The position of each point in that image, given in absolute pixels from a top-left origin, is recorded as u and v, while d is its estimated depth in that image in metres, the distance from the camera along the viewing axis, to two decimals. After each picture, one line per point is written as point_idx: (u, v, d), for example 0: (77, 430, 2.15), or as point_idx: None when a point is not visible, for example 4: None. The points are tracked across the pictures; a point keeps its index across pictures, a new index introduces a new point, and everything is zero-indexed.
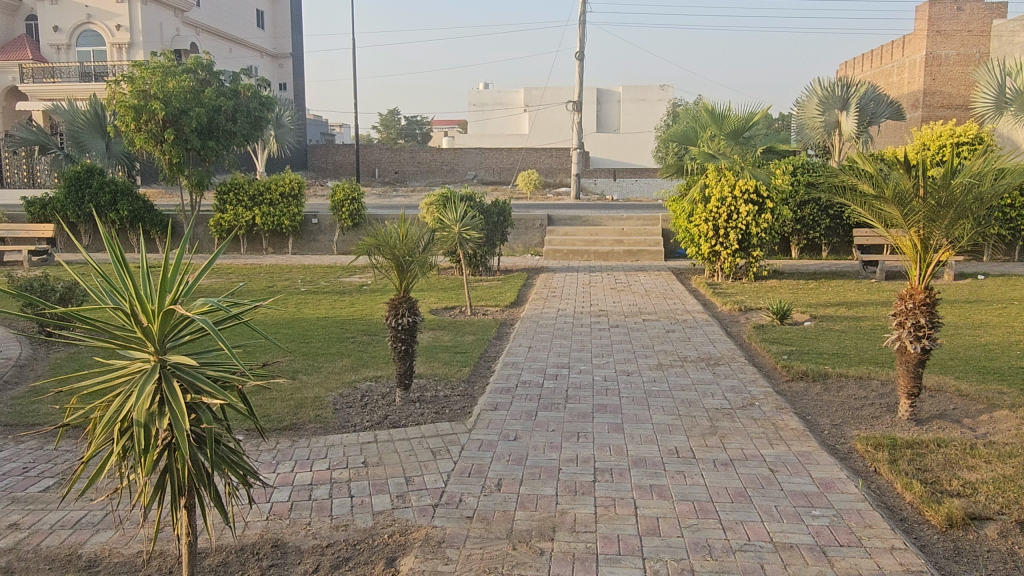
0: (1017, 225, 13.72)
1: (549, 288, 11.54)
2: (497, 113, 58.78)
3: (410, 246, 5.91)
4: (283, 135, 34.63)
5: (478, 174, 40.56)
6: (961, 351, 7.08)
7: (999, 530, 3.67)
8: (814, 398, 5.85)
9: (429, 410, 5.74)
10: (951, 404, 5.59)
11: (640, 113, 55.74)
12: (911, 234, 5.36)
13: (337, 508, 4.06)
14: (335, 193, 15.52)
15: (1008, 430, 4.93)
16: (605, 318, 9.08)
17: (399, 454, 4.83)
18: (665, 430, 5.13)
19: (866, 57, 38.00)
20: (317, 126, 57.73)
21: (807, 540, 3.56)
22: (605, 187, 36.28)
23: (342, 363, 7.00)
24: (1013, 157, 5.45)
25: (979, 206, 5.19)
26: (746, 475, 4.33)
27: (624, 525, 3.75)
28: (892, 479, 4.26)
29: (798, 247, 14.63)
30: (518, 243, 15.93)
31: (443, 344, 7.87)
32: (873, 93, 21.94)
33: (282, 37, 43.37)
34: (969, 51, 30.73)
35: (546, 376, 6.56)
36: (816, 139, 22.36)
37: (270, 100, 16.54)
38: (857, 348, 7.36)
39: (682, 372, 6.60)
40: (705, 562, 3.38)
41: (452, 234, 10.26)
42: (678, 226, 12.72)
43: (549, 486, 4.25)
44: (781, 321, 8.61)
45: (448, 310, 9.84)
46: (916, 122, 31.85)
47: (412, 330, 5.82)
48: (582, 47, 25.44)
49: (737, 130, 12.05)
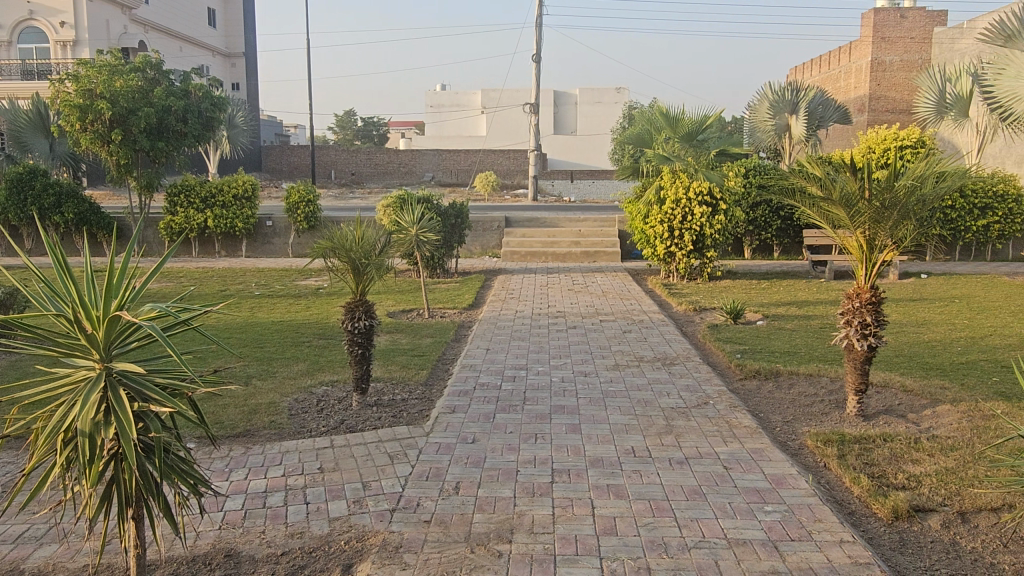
0: (958, 226, 14.23)
1: (507, 289, 11.56)
2: (455, 115, 58.77)
3: (366, 248, 5.85)
4: (237, 136, 34.04)
5: (436, 176, 40.47)
6: (905, 348, 7.30)
7: (942, 521, 3.80)
8: (766, 397, 5.97)
9: (386, 414, 5.69)
10: (897, 399, 5.76)
11: (596, 115, 56.24)
12: (857, 235, 5.52)
13: (292, 516, 4.00)
14: (290, 195, 15.33)
15: (950, 424, 5.10)
16: (562, 319, 9.14)
17: (356, 459, 4.77)
18: (622, 430, 5.18)
19: (814, 62, 38.96)
20: (271, 126, 56.97)
21: (760, 535, 3.63)
22: (562, 189, 36.59)
23: (297, 368, 6.90)
24: (953, 159, 5.66)
25: (922, 208, 5.37)
26: (701, 473, 4.39)
27: (581, 525, 3.78)
28: (841, 473, 4.37)
29: (751, 247, 14.92)
30: (476, 245, 15.92)
31: (400, 347, 7.82)
32: (821, 97, 22.51)
33: (234, 36, 42.61)
34: (912, 57, 31.73)
35: (505, 378, 6.57)
36: (767, 142, 22.87)
37: (223, 100, 16.26)
38: (807, 346, 7.53)
39: (638, 372, 6.67)
40: (661, 560, 3.42)
41: (409, 236, 10.17)
42: (634, 227, 12.86)
43: (506, 488, 4.26)
44: (733, 321, 8.76)
45: (405, 312, 9.77)
46: (863, 126, 32.76)
47: (369, 333, 5.77)
48: (539, 50, 25.64)
49: (690, 133, 12.19)
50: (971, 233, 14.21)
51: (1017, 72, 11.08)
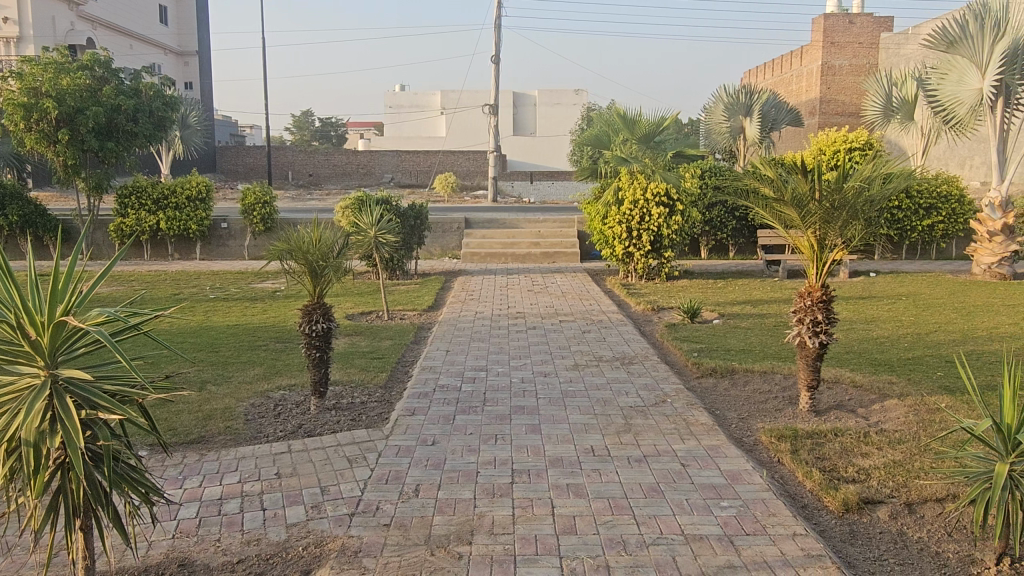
0: (904, 226, 14.66)
1: (467, 291, 11.56)
2: (414, 116, 58.48)
3: (324, 250, 5.78)
4: (189, 136, 33.41)
5: (395, 177, 40.23)
6: (855, 345, 7.50)
7: (889, 512, 3.91)
8: (722, 394, 6.07)
9: (345, 417, 5.64)
10: (848, 395, 5.92)
11: (555, 116, 56.54)
12: (809, 235, 5.65)
13: (249, 523, 3.93)
14: (245, 197, 15.06)
15: (898, 418, 5.25)
16: (522, 320, 9.16)
17: (314, 463, 4.72)
18: (581, 429, 5.21)
19: (767, 65, 39.70)
20: (226, 126, 56.05)
21: (716, 530, 3.69)
22: (521, 190, 36.73)
23: (254, 372, 6.79)
24: (899, 160, 5.82)
25: (869, 208, 5.52)
26: (659, 471, 4.45)
27: (541, 525, 3.79)
28: (794, 468, 4.47)
29: (707, 247, 15.17)
30: (435, 247, 15.87)
31: (359, 350, 7.74)
32: (774, 100, 22.99)
33: (187, 34, 41.74)
34: (860, 61, 32.59)
35: (465, 379, 6.56)
36: (723, 143, 23.32)
37: (175, 100, 15.90)
38: (761, 344, 7.68)
39: (597, 372, 6.72)
40: (619, 558, 3.45)
41: (368, 238, 10.08)
42: (593, 228, 12.97)
43: (466, 489, 4.25)
44: (690, 321, 8.88)
45: (364, 315, 9.68)
46: (814, 128, 33.53)
47: (327, 336, 5.71)
48: (497, 51, 25.70)
49: (648, 135, 12.46)
50: (916, 233, 14.64)
51: (958, 78, 11.74)
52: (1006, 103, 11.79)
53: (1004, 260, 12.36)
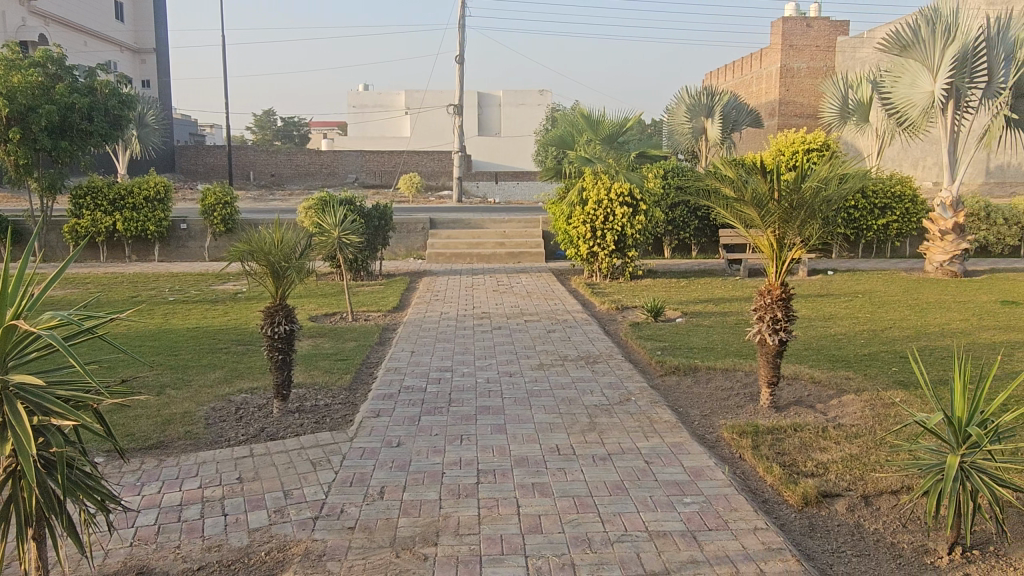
0: (860, 225, 15.00)
1: (431, 291, 11.51)
2: (378, 116, 58.07)
3: (286, 252, 5.71)
4: (146, 135, 32.71)
5: (359, 177, 39.92)
6: (813, 342, 7.65)
7: (847, 505, 4.00)
8: (685, 392, 6.14)
9: (309, 420, 5.57)
10: (807, 390, 6.03)
11: (519, 117, 56.66)
12: (768, 234, 5.75)
13: (209, 528, 3.86)
14: (205, 197, 14.77)
15: (855, 413, 5.38)
16: (487, 320, 9.15)
17: (277, 467, 4.66)
18: (547, 429, 5.23)
19: (728, 66, 40.32)
20: (185, 126, 54.98)
21: (679, 526, 3.73)
22: (486, 190, 36.75)
23: (214, 375, 6.67)
24: (855, 161, 5.95)
25: (826, 207, 5.64)
26: (623, 469, 4.49)
27: (506, 525, 3.79)
28: (755, 463, 4.55)
29: (670, 246, 15.35)
30: (400, 247, 15.79)
31: (322, 351, 7.66)
32: (734, 102, 23.37)
33: (143, 31, 40.86)
34: (818, 64, 33.30)
35: (430, 380, 6.54)
36: (685, 144, 23.66)
37: (131, 98, 15.53)
38: (723, 342, 7.80)
39: (562, 371, 6.75)
40: (585, 555, 3.47)
41: (332, 238, 9.98)
42: (557, 228, 13.04)
43: (432, 490, 4.23)
44: (654, 319, 8.96)
45: (328, 316, 9.58)
46: (773, 130, 34.17)
47: (290, 338, 5.64)
48: (462, 51, 25.68)
49: (611, 135, 12.58)
50: (872, 232, 14.99)
51: (910, 81, 12.06)
52: (958, 106, 12.14)
53: (955, 257, 12.72)
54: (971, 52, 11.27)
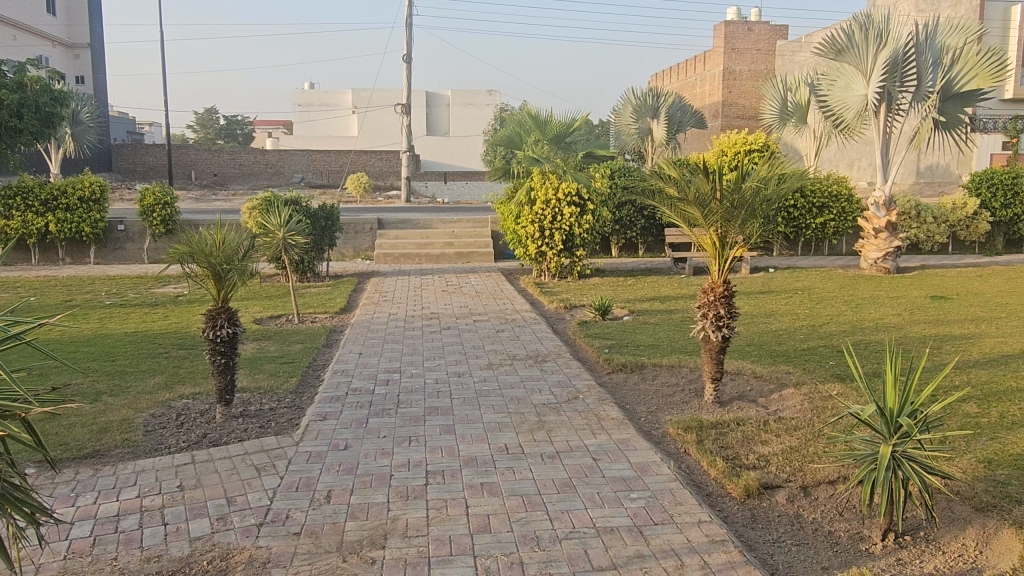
0: (799, 224, 15.46)
1: (380, 292, 11.41)
2: (324, 114, 57.21)
3: (228, 253, 5.57)
4: (80, 133, 31.56)
5: (305, 177, 39.27)
6: (755, 338, 7.85)
7: (787, 496, 4.11)
8: (633, 389, 6.23)
9: (253, 425, 5.45)
10: (749, 385, 6.19)
11: (468, 117, 56.58)
12: (711, 233, 5.87)
13: (148, 539, 3.75)
14: (144, 197, 14.30)
15: (794, 406, 5.54)
16: (436, 321, 9.11)
17: (219, 474, 4.55)
18: (496, 428, 5.23)
19: (673, 69, 41.02)
20: (123, 124, 53.25)
21: (625, 522, 3.78)
22: (435, 190, 36.55)
23: (154, 381, 6.47)
24: (793, 162, 6.13)
25: (765, 206, 5.80)
26: (572, 466, 4.52)
27: (455, 525, 3.79)
28: (699, 458, 4.64)
29: (618, 246, 15.55)
30: (348, 247, 15.61)
31: (268, 355, 7.50)
32: (679, 103, 23.83)
33: (77, 25, 39.39)
34: (758, 68, 34.14)
35: (378, 381, 6.48)
36: (631, 144, 24.02)
37: (64, 95, 14.95)
38: (669, 339, 7.93)
39: (511, 370, 6.76)
40: (533, 553, 3.49)
41: (277, 239, 9.79)
42: (506, 228, 13.07)
43: (380, 493, 4.19)
44: (602, 318, 9.05)
45: (274, 319, 9.40)
46: (717, 131, 34.90)
47: (233, 342, 5.51)
48: (409, 50, 25.53)
49: (559, 135, 12.60)
50: (811, 231, 15.47)
51: (845, 85, 12.50)
52: (889, 109, 12.57)
53: (888, 255, 13.20)
54: (901, 57, 11.68)
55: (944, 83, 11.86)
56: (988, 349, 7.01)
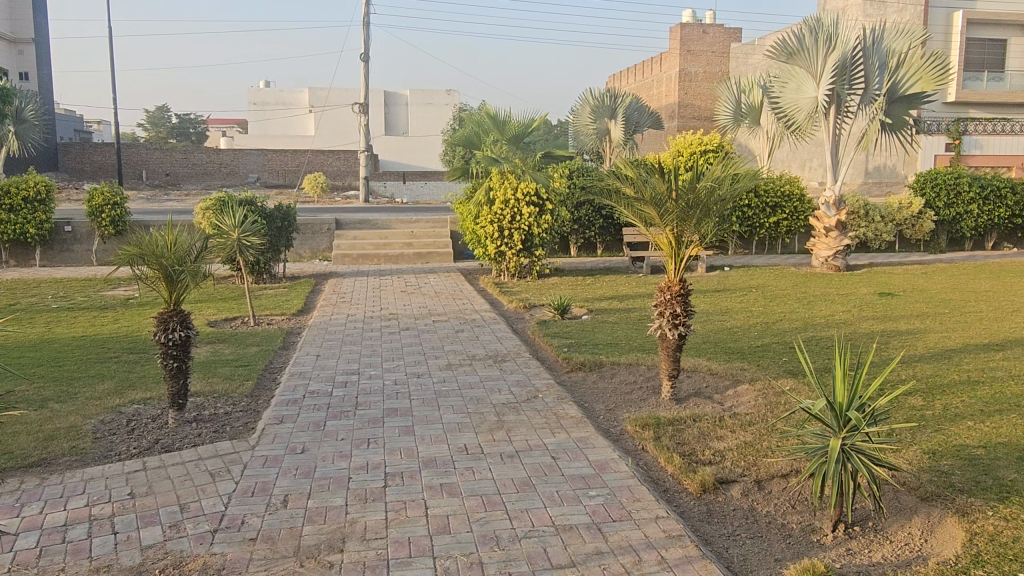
0: (753, 223, 15.74)
1: (338, 293, 11.29)
2: (280, 113, 56.37)
3: (180, 254, 5.45)
4: (25, 131, 30.54)
5: (261, 177, 38.68)
6: (711, 335, 7.99)
7: (742, 490, 4.19)
8: (591, 387, 6.28)
9: (207, 430, 5.35)
10: (705, 382, 6.29)
11: (427, 116, 56.36)
12: (667, 233, 5.94)
13: (97, 548, 3.65)
14: (92, 198, 13.87)
15: (749, 402, 5.65)
16: (395, 321, 9.05)
17: (172, 480, 4.45)
18: (455, 428, 5.23)
19: (630, 70, 41.48)
20: (70, 123, 51.70)
21: (584, 519, 3.81)
22: (394, 190, 36.34)
23: (103, 387, 6.29)
24: (745, 162, 6.25)
25: (719, 206, 5.90)
26: (531, 465, 4.54)
27: (414, 527, 3.77)
28: (656, 454, 4.69)
29: (576, 245, 15.66)
30: (305, 248, 15.42)
31: (222, 358, 7.36)
32: (636, 104, 24.10)
33: (20, 20, 38.06)
34: (713, 69, 34.73)
35: (336, 383, 6.41)
36: (590, 145, 24.27)
37: (8, 92, 14.44)
38: (627, 337, 8.01)
39: (470, 370, 6.75)
40: (492, 553, 3.49)
41: (231, 240, 9.59)
42: (465, 228, 13.04)
43: (338, 496, 4.15)
44: (561, 317, 9.10)
45: (229, 321, 9.23)
46: (673, 131, 35.42)
47: (186, 345, 5.40)
48: (367, 49, 25.33)
49: (517, 136, 12.68)
50: (764, 230, 15.78)
51: (796, 87, 12.80)
52: (838, 111, 12.89)
53: (839, 253, 13.53)
54: (849, 61, 12.01)
55: (890, 86, 12.25)
56: (933, 344, 7.25)
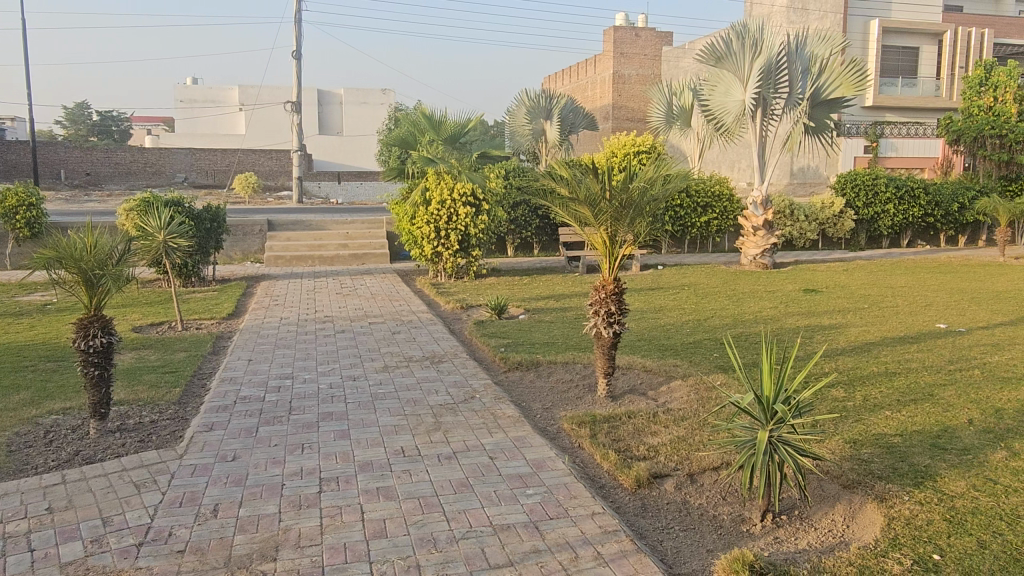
0: (685, 222, 16.03)
1: (271, 296, 11.04)
2: (209, 112, 54.75)
3: (101, 258, 5.23)
4: None
5: (189, 177, 37.49)
6: (645, 332, 8.14)
7: (675, 484, 4.28)
8: (528, 386, 6.32)
9: (132, 439, 5.15)
10: (639, 378, 6.40)
11: (362, 115, 55.67)
12: (601, 233, 6.02)
13: (11, 567, 3.46)
14: (5, 199, 13.13)
15: (682, 397, 5.79)
16: (330, 324, 8.90)
17: (94, 493, 4.26)
18: (391, 431, 5.17)
19: (565, 72, 41.91)
20: None
21: (521, 518, 3.82)
22: (328, 190, 35.80)
23: (18, 397, 5.96)
24: (676, 163, 6.37)
25: (652, 206, 6.01)
26: (468, 465, 4.53)
27: (350, 532, 3.71)
28: (593, 452, 4.75)
29: (513, 246, 15.73)
30: (236, 251, 15.02)
31: (148, 365, 7.09)
32: (572, 105, 24.35)
33: None
34: (646, 72, 35.40)
35: (269, 389, 6.24)
36: (526, 146, 24.48)
37: None
38: (563, 336, 8.09)
39: (406, 372, 6.70)
40: (430, 555, 3.47)
41: (156, 243, 9.23)
42: (401, 229, 12.93)
43: (270, 504, 4.05)
44: (498, 317, 9.12)
45: (154, 327, 8.90)
46: (607, 133, 35.97)
47: (108, 352, 5.18)
48: (299, 46, 24.83)
49: (454, 136, 12.62)
50: (696, 229, 16.16)
51: (725, 90, 13.16)
52: (764, 114, 13.31)
53: (766, 252, 14.01)
54: (774, 65, 12.41)
55: (813, 91, 12.74)
56: (853, 338, 7.58)
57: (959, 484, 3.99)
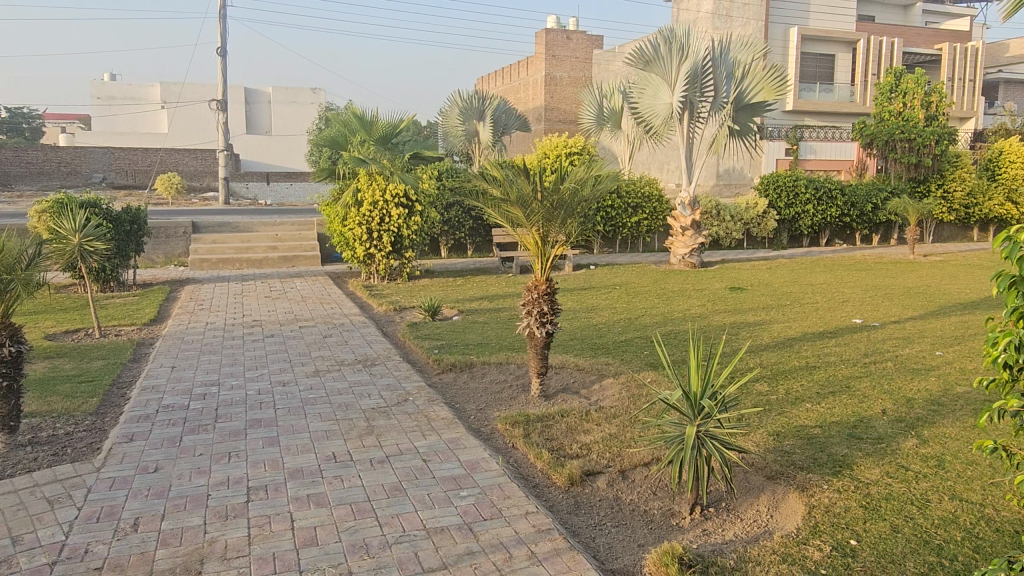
0: (616, 222, 16.33)
1: (195, 300, 10.66)
2: (128, 109, 52.54)
3: (10, 261, 4.92)
4: None
5: (107, 177, 35.88)
6: (577, 332, 8.23)
7: (607, 481, 4.34)
8: (462, 387, 6.30)
9: (45, 452, 4.89)
10: (572, 377, 6.47)
11: (290, 115, 54.51)
12: (533, 233, 6.05)
13: None
14: None
15: (613, 395, 5.88)
16: (258, 328, 8.66)
17: (2, 511, 4.02)
18: (323, 436, 5.07)
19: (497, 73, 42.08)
20: None
21: (455, 520, 3.81)
22: (256, 190, 34.89)
23: None
24: (605, 163, 6.46)
25: (582, 206, 6.09)
26: (401, 469, 4.48)
27: (279, 542, 3.61)
28: (526, 451, 4.77)
29: (446, 247, 15.66)
30: (158, 254, 14.47)
31: (62, 374, 6.74)
32: (504, 106, 24.43)
33: None
34: (577, 74, 35.84)
35: (193, 396, 6.03)
36: (459, 146, 24.43)
37: None
38: (497, 336, 8.10)
39: (338, 376, 6.58)
40: (362, 562, 3.41)
41: (71, 246, 8.80)
42: (332, 230, 12.72)
43: (195, 515, 3.91)
44: (432, 318, 9.07)
45: (70, 334, 8.47)
46: (540, 134, 36.23)
47: (17, 362, 4.91)
48: (224, 43, 24.11)
49: (385, 136, 12.21)
50: (626, 229, 16.44)
51: (653, 94, 13.42)
52: (691, 117, 13.64)
53: (694, 251, 14.38)
54: (700, 69, 12.72)
55: (737, 94, 13.18)
56: (776, 333, 7.85)
57: (874, 471, 4.18)
